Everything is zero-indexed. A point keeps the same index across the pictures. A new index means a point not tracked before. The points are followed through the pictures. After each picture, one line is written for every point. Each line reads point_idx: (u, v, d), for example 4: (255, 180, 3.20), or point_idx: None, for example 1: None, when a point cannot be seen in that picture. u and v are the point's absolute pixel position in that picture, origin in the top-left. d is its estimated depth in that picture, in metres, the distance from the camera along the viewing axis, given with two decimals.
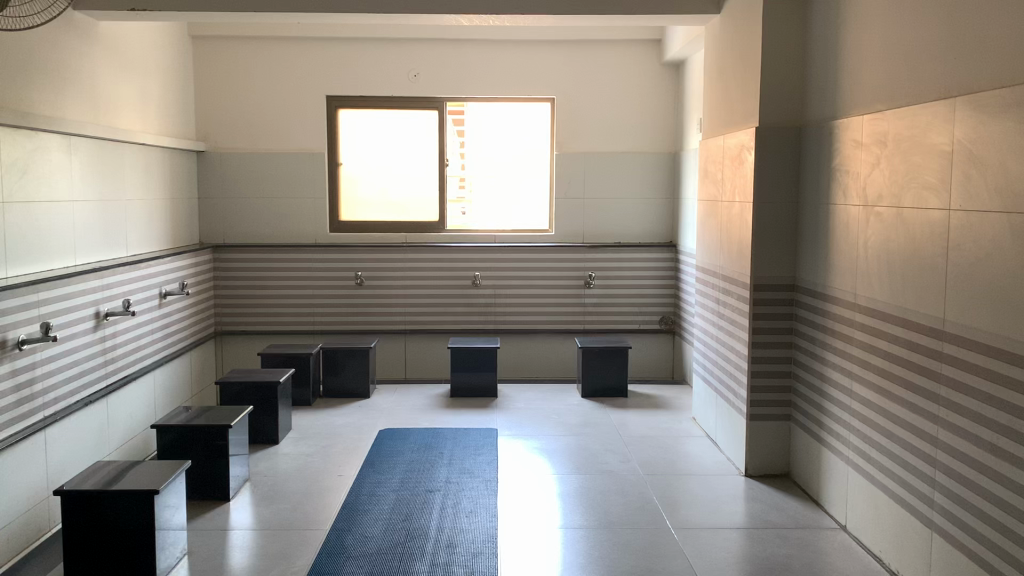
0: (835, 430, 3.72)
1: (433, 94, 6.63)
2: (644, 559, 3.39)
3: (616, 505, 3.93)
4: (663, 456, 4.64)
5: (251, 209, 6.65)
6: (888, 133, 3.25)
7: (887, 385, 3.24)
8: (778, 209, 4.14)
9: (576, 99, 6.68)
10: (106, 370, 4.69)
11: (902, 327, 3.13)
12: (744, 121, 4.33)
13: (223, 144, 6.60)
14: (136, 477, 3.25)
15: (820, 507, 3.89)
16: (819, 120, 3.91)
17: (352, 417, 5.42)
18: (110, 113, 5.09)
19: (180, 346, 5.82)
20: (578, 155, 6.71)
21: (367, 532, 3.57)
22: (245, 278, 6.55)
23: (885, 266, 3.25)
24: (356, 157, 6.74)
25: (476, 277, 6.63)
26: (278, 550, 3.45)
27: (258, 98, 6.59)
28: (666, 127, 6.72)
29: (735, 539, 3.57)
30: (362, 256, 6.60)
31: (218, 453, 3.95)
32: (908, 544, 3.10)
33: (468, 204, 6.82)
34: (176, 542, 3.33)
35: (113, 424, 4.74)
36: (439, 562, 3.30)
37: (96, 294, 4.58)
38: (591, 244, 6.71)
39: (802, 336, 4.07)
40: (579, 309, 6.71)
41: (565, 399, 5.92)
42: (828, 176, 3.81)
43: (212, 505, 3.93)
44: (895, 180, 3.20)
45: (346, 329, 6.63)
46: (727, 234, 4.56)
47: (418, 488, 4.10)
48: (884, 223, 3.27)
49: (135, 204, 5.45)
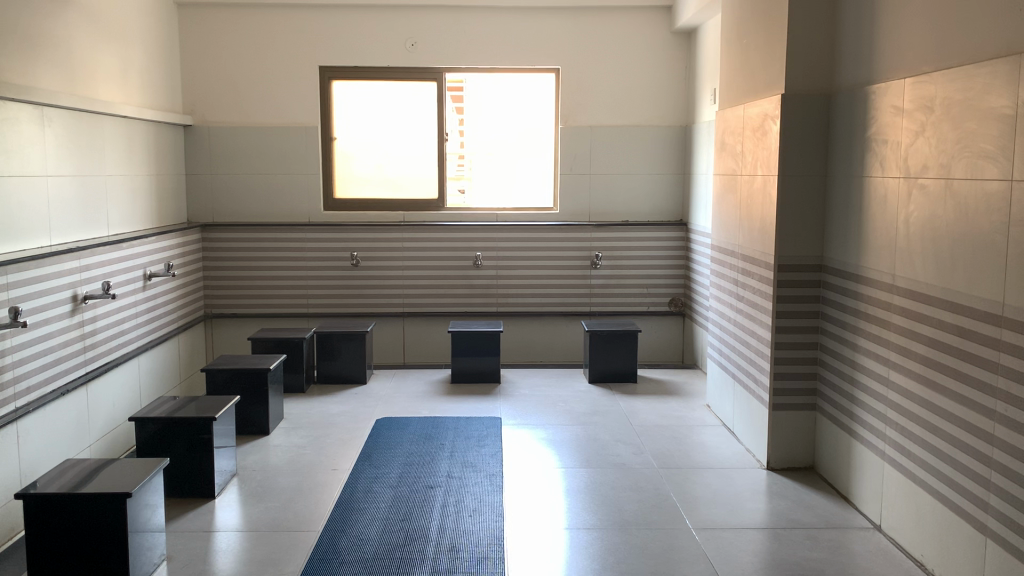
0: (868, 422, 3.45)
1: (431, 65, 6.30)
2: (663, 563, 3.12)
3: (630, 503, 3.66)
4: (677, 448, 4.36)
5: (241, 186, 6.34)
6: (937, 97, 2.94)
7: (931, 376, 2.96)
8: (805, 183, 3.84)
9: (583, 69, 6.34)
10: (86, 357, 4.40)
11: (951, 312, 2.84)
12: (768, 88, 4.01)
13: (211, 117, 6.28)
14: (109, 477, 2.97)
15: (850, 504, 3.62)
16: (852, 86, 3.60)
17: (348, 405, 5.14)
18: (88, 83, 4.76)
19: (166, 331, 5.53)
20: (584, 129, 6.39)
21: (362, 534, 3.30)
22: (235, 259, 6.25)
23: (932, 244, 2.96)
24: (350, 131, 6.41)
25: (478, 257, 6.33)
26: (266, 555, 3.17)
27: (248, 69, 6.25)
28: (677, 99, 6.39)
29: (759, 541, 3.30)
30: (357, 236, 6.29)
31: (202, 448, 3.66)
32: (956, 550, 2.83)
33: (467, 181, 6.50)
34: (154, 547, 3.06)
35: (94, 414, 4.45)
36: (442, 568, 3.02)
37: (73, 276, 4.28)
38: (597, 222, 6.40)
39: (830, 320, 3.78)
40: (585, 290, 6.42)
41: (571, 385, 5.63)
42: (862, 147, 3.51)
43: (195, 503, 3.64)
44: (944, 149, 2.90)
45: (341, 312, 6.35)
46: (747, 210, 4.26)
47: (418, 484, 3.82)
48: (930, 197, 2.98)
49: (117, 179, 5.13)
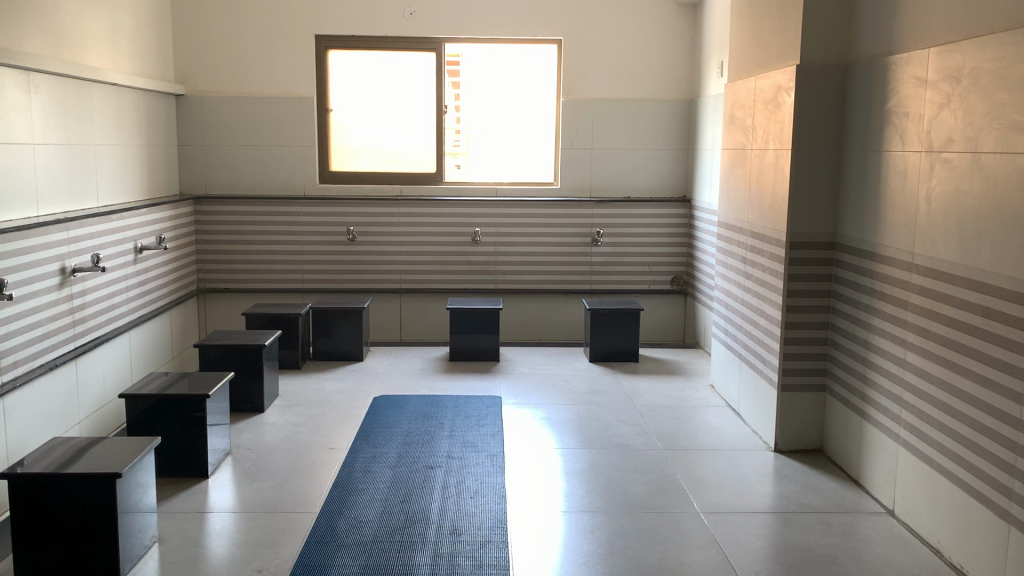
0: (882, 404, 3.35)
1: (430, 34, 6.14)
2: (671, 549, 3.01)
3: (635, 485, 3.56)
4: (682, 429, 4.26)
5: (235, 158, 6.18)
6: (965, 67, 2.82)
7: (953, 358, 2.86)
8: (819, 158, 3.72)
9: (586, 40, 6.19)
10: (74, 332, 4.27)
11: (976, 292, 2.73)
12: (781, 59, 3.88)
13: (203, 86, 6.10)
14: (97, 457, 2.86)
15: (861, 488, 3.53)
16: (870, 57, 3.47)
17: (344, 383, 5.03)
18: (75, 49, 4.60)
19: (157, 305, 5.40)
20: (586, 102, 6.24)
21: (361, 516, 3.19)
22: (228, 232, 6.11)
23: (956, 221, 2.84)
24: (346, 103, 6.24)
25: (476, 233, 6.21)
26: (261, 537, 3.07)
27: (242, 38, 6.08)
28: (682, 72, 6.25)
29: (769, 525, 3.20)
30: (354, 210, 6.16)
31: (194, 426, 3.55)
32: (978, 537, 2.73)
33: (464, 156, 6.36)
34: (145, 527, 2.96)
35: (83, 390, 4.33)
36: (444, 553, 2.92)
37: (61, 248, 4.14)
38: (599, 199, 6.27)
39: (842, 300, 3.68)
40: (585, 267, 6.31)
41: (572, 364, 5.53)
42: (880, 121, 3.38)
43: (187, 483, 3.53)
44: (971, 122, 2.78)
45: (337, 289, 6.22)
46: (757, 185, 4.14)
47: (417, 465, 3.72)
48: (954, 171, 2.87)
49: (106, 148, 4.97)
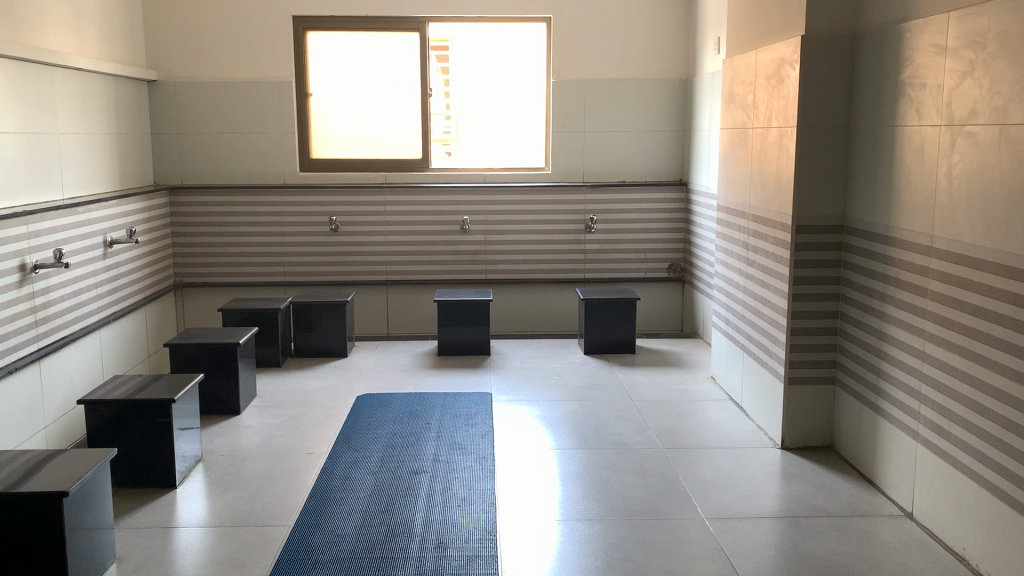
0: (898, 399, 3.12)
1: (414, 13, 5.86)
2: (674, 561, 2.78)
3: (634, 489, 3.32)
4: (682, 425, 4.03)
5: (211, 146, 5.91)
6: (990, 31, 2.57)
7: (979, 350, 2.62)
8: (826, 134, 3.47)
9: (576, 18, 5.92)
10: (37, 332, 4.01)
11: (1004, 278, 2.49)
12: (783, 29, 3.63)
13: (177, 72, 5.82)
14: (48, 471, 2.62)
15: (875, 488, 3.30)
16: (882, 24, 3.22)
17: (327, 381, 4.79)
18: (35, 33, 4.32)
19: (131, 302, 5.14)
20: (577, 83, 5.99)
21: (338, 529, 2.95)
22: (205, 224, 5.85)
23: (981, 201, 2.60)
24: (327, 87, 5.97)
25: (465, 222, 5.96)
26: (230, 555, 2.83)
27: (216, 20, 5.80)
28: (677, 50, 5.99)
29: (779, 532, 2.97)
30: (336, 199, 5.90)
31: (160, 433, 3.31)
32: (1008, 545, 2.50)
33: (454, 142, 6.09)
34: (102, 546, 2.72)
35: (48, 394, 4.08)
36: (427, 569, 2.69)
37: (20, 243, 3.87)
38: (592, 183, 6.01)
39: (853, 287, 3.45)
40: (579, 255, 6.07)
41: (566, 357, 5.30)
42: (894, 94, 3.14)
43: (154, 495, 3.30)
44: (997, 90, 2.54)
45: (320, 281, 5.98)
46: (759, 165, 3.90)
47: (401, 470, 3.48)
48: (979, 145, 2.62)
49: (71, 137, 4.69)
